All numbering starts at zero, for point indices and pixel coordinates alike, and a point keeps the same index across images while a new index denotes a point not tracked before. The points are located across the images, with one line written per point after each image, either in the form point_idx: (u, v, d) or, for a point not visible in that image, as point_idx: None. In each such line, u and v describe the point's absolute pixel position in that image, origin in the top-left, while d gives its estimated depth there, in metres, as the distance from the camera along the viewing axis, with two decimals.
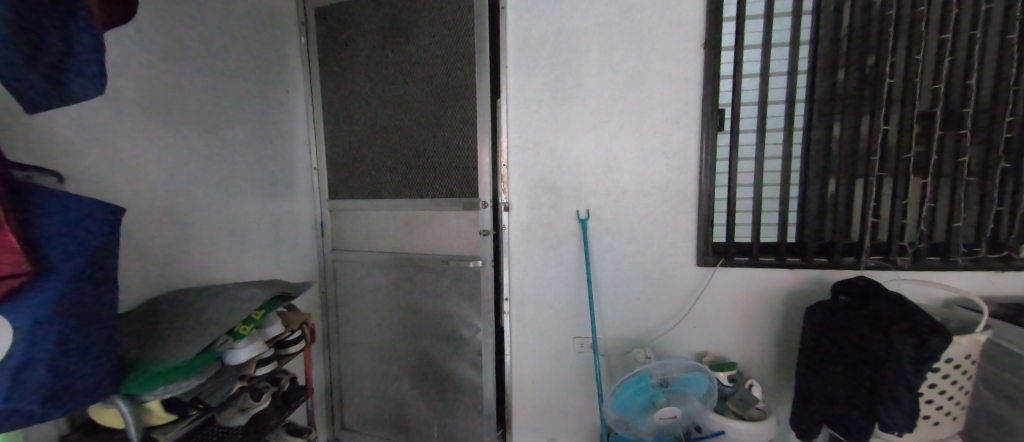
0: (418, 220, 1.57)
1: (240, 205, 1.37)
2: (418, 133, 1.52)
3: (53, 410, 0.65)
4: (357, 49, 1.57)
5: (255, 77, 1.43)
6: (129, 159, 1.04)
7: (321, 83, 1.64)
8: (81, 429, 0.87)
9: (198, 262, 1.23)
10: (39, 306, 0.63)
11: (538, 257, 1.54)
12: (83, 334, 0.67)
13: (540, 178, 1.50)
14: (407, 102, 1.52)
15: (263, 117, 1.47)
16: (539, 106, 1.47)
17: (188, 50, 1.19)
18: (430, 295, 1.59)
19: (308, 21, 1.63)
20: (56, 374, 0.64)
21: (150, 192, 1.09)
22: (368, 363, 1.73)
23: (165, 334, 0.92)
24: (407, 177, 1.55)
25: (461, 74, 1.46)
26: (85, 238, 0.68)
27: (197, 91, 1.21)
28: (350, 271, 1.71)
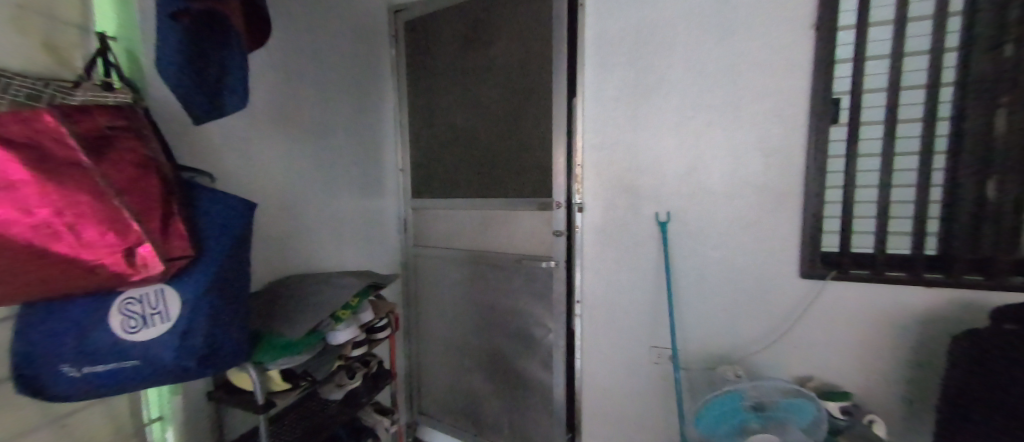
0: (494, 219, 1.62)
1: (338, 202, 1.53)
2: (495, 135, 1.57)
3: (206, 370, 0.78)
4: (440, 57, 1.67)
5: (352, 88, 1.59)
6: (259, 162, 1.22)
7: (408, 90, 1.77)
8: (222, 387, 1.03)
9: (307, 252, 1.40)
10: (198, 283, 0.76)
11: (613, 261, 1.48)
12: (227, 309, 0.80)
13: (616, 179, 1.44)
14: (485, 105, 1.58)
15: (358, 124, 1.63)
16: (616, 104, 1.42)
17: (304, 66, 1.37)
18: (502, 293, 1.63)
19: (398, 33, 1.77)
20: (209, 340, 0.77)
21: (273, 191, 1.27)
22: (444, 355, 1.83)
23: (283, 313, 1.06)
24: (483, 177, 1.61)
25: (537, 76, 1.47)
26: (229, 228, 0.81)
27: (309, 102, 1.39)
28: (429, 266, 1.82)
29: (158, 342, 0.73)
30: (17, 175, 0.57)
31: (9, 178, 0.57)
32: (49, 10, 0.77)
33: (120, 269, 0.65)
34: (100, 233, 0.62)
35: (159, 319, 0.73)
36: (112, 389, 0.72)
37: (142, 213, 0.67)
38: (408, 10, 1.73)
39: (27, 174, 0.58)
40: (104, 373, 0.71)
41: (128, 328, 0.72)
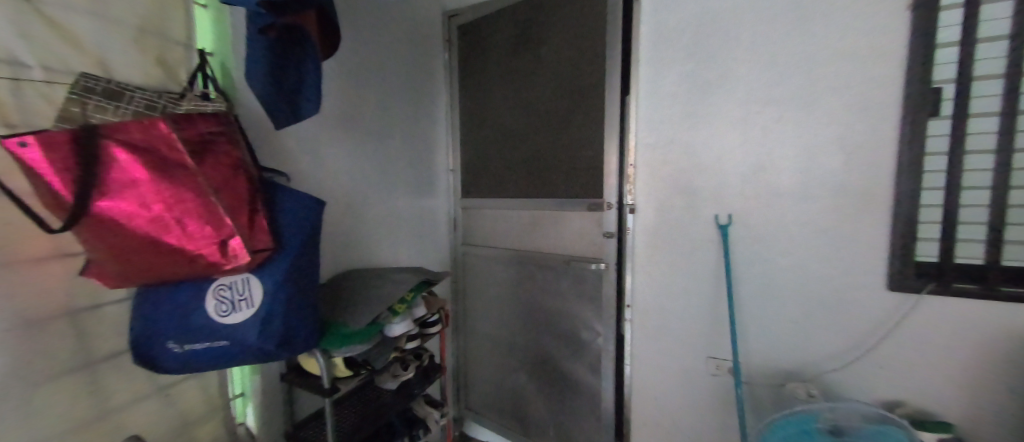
0: (542, 219, 1.61)
1: (394, 201, 1.61)
2: (545, 136, 1.56)
3: (283, 353, 0.85)
4: (492, 59, 1.69)
5: (408, 92, 1.66)
6: (326, 163, 1.31)
7: (460, 93, 1.81)
8: (293, 370, 1.12)
9: (366, 248, 1.48)
10: (277, 272, 0.83)
11: (666, 265, 1.42)
12: (300, 298, 0.87)
13: (672, 179, 1.37)
14: (536, 106, 1.58)
15: (413, 126, 1.70)
16: (673, 101, 1.35)
17: (366, 73, 1.45)
18: (549, 294, 1.62)
19: (451, 38, 1.82)
20: (285, 326, 0.84)
21: (338, 190, 1.36)
22: (490, 352, 1.86)
23: (346, 305, 1.13)
24: (532, 177, 1.61)
25: (590, 75, 1.44)
26: (302, 223, 0.88)
27: (370, 106, 1.47)
28: (477, 264, 1.85)
29: (244, 325, 0.80)
30: (137, 174, 0.66)
31: (131, 176, 0.66)
32: (161, 30, 0.88)
33: (215, 259, 0.73)
34: (199, 226, 0.71)
35: (246, 305, 0.81)
36: (208, 365, 0.81)
37: (233, 209, 0.75)
38: (462, 14, 1.77)
39: (144, 173, 0.67)
40: (202, 350, 0.80)
41: (220, 312, 0.80)
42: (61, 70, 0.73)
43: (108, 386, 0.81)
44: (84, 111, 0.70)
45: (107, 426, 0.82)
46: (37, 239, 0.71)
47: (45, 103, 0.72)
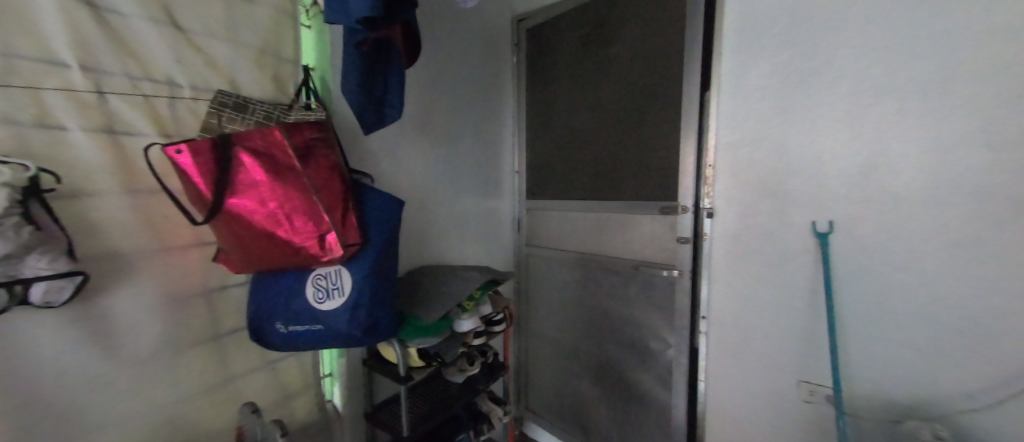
0: (610, 222, 1.56)
1: (462, 202, 1.67)
2: (615, 137, 1.52)
3: (367, 340, 0.92)
4: (561, 60, 1.69)
5: (477, 96, 1.72)
6: (405, 165, 1.40)
7: (528, 95, 1.83)
8: (374, 356, 1.21)
9: (437, 245, 1.56)
10: (363, 265, 0.90)
11: (750, 275, 1.27)
12: (382, 290, 0.94)
13: (759, 181, 1.22)
14: (606, 106, 1.54)
15: (481, 128, 1.75)
16: (761, 94, 1.20)
17: (440, 79, 1.52)
18: (616, 300, 1.57)
19: (520, 41, 1.84)
20: (369, 316, 0.90)
21: (414, 190, 1.45)
22: (552, 355, 1.84)
23: (419, 298, 1.19)
24: (599, 179, 1.58)
25: (666, 71, 1.36)
26: (385, 221, 0.95)
27: (443, 111, 1.54)
28: (541, 265, 1.85)
29: (336, 312, 0.88)
30: (257, 176, 0.77)
31: (252, 178, 0.76)
32: (276, 51, 1.01)
33: (314, 252, 0.82)
34: (303, 222, 0.80)
35: (337, 293, 0.89)
36: (307, 345, 0.91)
37: (329, 207, 0.83)
38: (531, 17, 1.79)
39: (262, 175, 0.77)
40: (302, 332, 0.90)
41: (317, 299, 0.90)
42: (203, 88, 0.87)
43: (229, 357, 0.94)
44: (220, 121, 0.84)
45: (227, 392, 0.95)
46: (185, 229, 0.85)
47: (191, 116, 0.86)
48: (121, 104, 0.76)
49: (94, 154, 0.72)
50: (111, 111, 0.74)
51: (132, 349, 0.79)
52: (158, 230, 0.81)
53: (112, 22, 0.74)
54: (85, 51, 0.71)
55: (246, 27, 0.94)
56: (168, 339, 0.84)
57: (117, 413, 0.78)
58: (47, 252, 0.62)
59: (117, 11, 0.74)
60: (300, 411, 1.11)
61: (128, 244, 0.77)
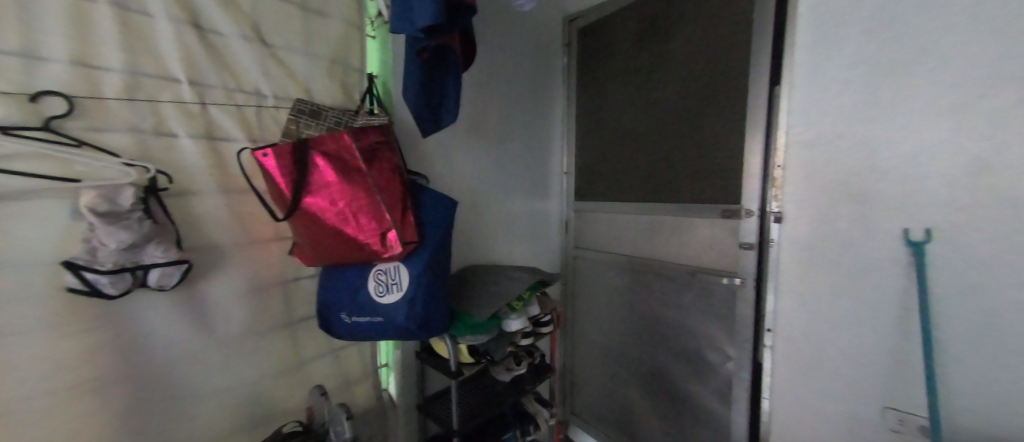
0: (664, 225, 1.50)
1: (511, 203, 1.69)
2: (671, 137, 1.45)
3: (422, 334, 0.96)
4: (614, 59, 1.65)
5: (527, 98, 1.72)
6: (458, 166, 1.44)
7: (578, 96, 1.81)
8: (426, 350, 1.26)
9: (487, 245, 1.59)
10: (420, 262, 0.94)
11: (826, 288, 1.14)
12: (436, 287, 0.97)
13: (838, 183, 1.09)
14: (661, 104, 1.48)
15: (531, 130, 1.75)
16: (840, 88, 1.08)
17: (492, 82, 1.55)
18: (669, 306, 1.50)
19: (571, 41, 1.83)
20: (424, 311, 0.95)
21: (466, 191, 1.49)
22: (600, 360, 1.80)
23: (470, 296, 1.22)
24: (653, 181, 1.52)
25: (729, 66, 1.28)
26: (439, 220, 0.99)
27: (494, 113, 1.57)
28: (589, 268, 1.82)
29: (395, 306, 0.93)
30: (329, 176, 0.83)
31: (325, 178, 0.83)
32: (345, 61, 1.09)
33: (377, 248, 0.87)
34: (368, 220, 0.86)
35: (396, 288, 0.94)
36: (368, 335, 0.97)
37: (391, 206, 0.88)
38: (583, 17, 1.77)
39: (333, 176, 0.83)
40: (364, 323, 0.96)
41: (378, 292, 0.95)
42: (284, 97, 0.96)
43: (301, 342, 1.03)
44: (299, 127, 0.94)
45: (298, 375, 1.03)
46: (267, 225, 0.94)
47: (274, 122, 0.95)
48: (219, 113, 0.86)
49: (197, 157, 0.82)
50: (211, 120, 0.84)
51: (222, 330, 0.89)
52: (246, 225, 0.91)
53: (213, 42, 0.84)
54: (192, 68, 0.81)
55: (320, 40, 1.02)
56: (251, 323, 0.93)
57: (209, 387, 0.88)
58: (163, 243, 0.73)
59: (217, 31, 0.84)
60: (360, 398, 1.18)
61: (221, 237, 0.87)
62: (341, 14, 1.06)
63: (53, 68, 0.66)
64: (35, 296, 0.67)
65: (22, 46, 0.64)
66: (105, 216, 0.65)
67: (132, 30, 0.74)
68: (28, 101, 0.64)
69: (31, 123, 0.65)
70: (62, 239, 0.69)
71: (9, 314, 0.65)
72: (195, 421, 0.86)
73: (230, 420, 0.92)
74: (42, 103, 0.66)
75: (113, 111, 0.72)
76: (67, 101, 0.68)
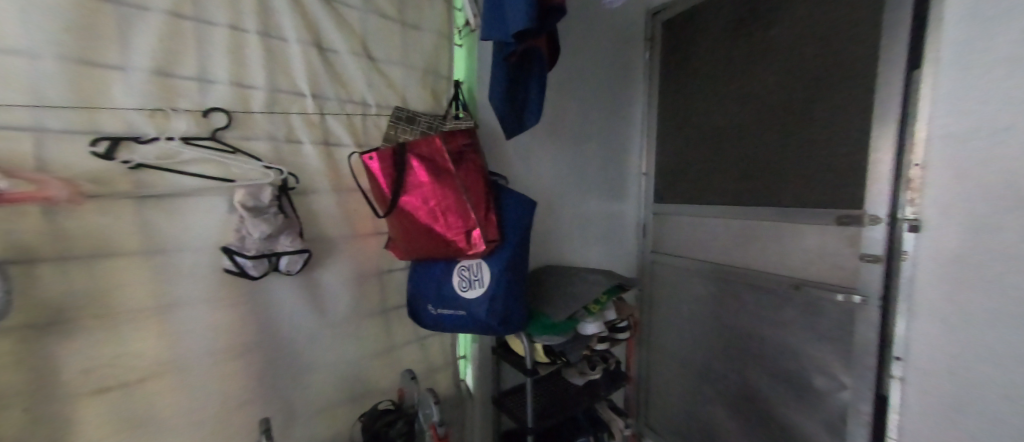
0: (760, 232, 1.36)
1: (587, 204, 1.66)
2: (773, 133, 1.30)
3: (502, 330, 0.99)
4: (704, 51, 1.53)
5: (606, 96, 1.68)
6: (535, 167, 1.46)
7: (661, 92, 1.72)
8: (502, 346, 1.30)
9: (561, 246, 1.59)
10: (500, 260, 0.98)
11: (984, 316, 0.90)
12: (514, 284, 1.00)
13: (1004, 186, 0.86)
14: (759, 98, 1.34)
15: (608, 130, 1.70)
16: (1011, 68, 0.85)
17: (570, 82, 1.54)
18: (765, 322, 1.35)
19: (654, 35, 1.74)
20: (503, 307, 0.98)
21: (542, 192, 1.50)
22: (679, 373, 1.69)
23: (545, 296, 1.23)
24: (748, 182, 1.38)
25: (850, 50, 1.10)
26: (519, 220, 1.02)
27: (571, 113, 1.55)
28: (669, 274, 1.71)
29: (477, 301, 0.98)
30: (422, 177, 0.90)
31: (419, 179, 0.90)
32: (435, 69, 1.17)
33: (462, 245, 0.92)
34: (455, 218, 0.91)
35: (477, 284, 0.98)
36: (452, 327, 1.03)
37: (476, 206, 0.92)
38: (668, 8, 1.67)
39: (427, 177, 0.90)
40: (448, 315, 1.02)
41: (462, 287, 1.01)
42: (384, 106, 1.06)
43: (393, 329, 1.13)
44: (397, 132, 1.05)
45: (390, 358, 1.13)
46: (368, 221, 1.05)
47: (376, 129, 1.06)
48: (333, 121, 0.98)
49: (316, 160, 0.95)
50: (327, 128, 0.97)
51: (332, 312, 1.01)
52: (352, 220, 1.02)
53: (330, 60, 0.96)
54: (315, 84, 0.94)
55: (415, 52, 1.11)
56: (353, 307, 1.05)
57: (320, 362, 1.00)
58: (291, 234, 0.85)
59: (334, 49, 0.96)
60: (441, 384, 1.26)
61: (332, 231, 0.99)
62: (433, 26, 1.15)
63: (217, 88, 0.82)
64: (202, 273, 0.83)
65: (198, 72, 0.79)
66: (251, 210, 0.78)
67: (272, 53, 0.88)
68: (201, 116, 0.80)
69: (203, 134, 0.80)
70: (221, 229, 0.84)
71: (186, 287, 0.81)
72: (309, 389, 0.99)
73: (336, 393, 1.04)
74: (211, 118, 0.81)
75: (257, 122, 0.86)
76: (226, 116, 0.82)
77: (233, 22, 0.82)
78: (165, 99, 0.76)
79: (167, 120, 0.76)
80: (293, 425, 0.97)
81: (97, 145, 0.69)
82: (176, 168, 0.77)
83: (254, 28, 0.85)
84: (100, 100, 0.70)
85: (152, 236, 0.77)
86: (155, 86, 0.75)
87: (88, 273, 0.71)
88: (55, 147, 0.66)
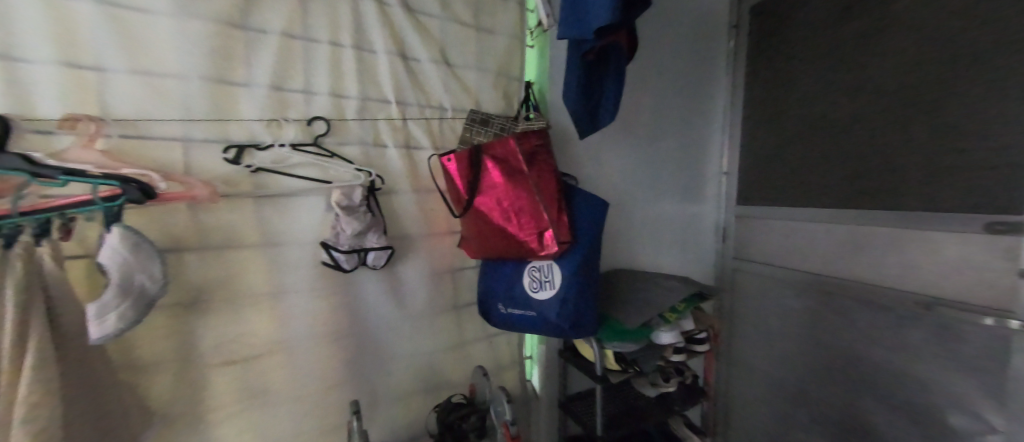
0: (873, 239, 1.17)
1: (661, 205, 1.57)
2: (891, 125, 1.10)
3: (573, 334, 0.97)
4: (803, 34, 1.35)
5: (684, 90, 1.57)
6: (605, 166, 1.41)
7: (748, 83, 1.57)
8: (570, 349, 1.28)
9: (633, 249, 1.52)
10: (572, 262, 0.96)
11: None
12: (586, 287, 0.98)
13: None
14: (870, 84, 1.15)
15: (686, 126, 1.59)
16: None
17: (645, 76, 1.47)
18: (877, 344, 1.15)
19: (740, 23, 1.59)
20: (574, 310, 0.96)
21: (614, 192, 1.44)
22: (767, 394, 1.52)
23: (616, 301, 1.19)
24: (857, 182, 1.20)
25: (997, 20, 0.88)
26: (591, 222, 0.99)
27: (644, 109, 1.48)
28: (754, 283, 1.56)
29: (547, 302, 0.97)
30: (496, 178, 0.92)
31: (493, 180, 0.92)
32: (508, 72, 1.19)
33: (534, 246, 0.92)
34: (529, 219, 0.91)
35: (548, 285, 0.98)
36: (521, 328, 1.03)
37: (548, 207, 0.92)
38: None
39: (500, 178, 0.92)
40: (518, 316, 1.02)
41: (532, 288, 1.00)
42: (460, 109, 1.10)
43: (464, 325, 1.17)
44: (472, 135, 1.10)
45: (461, 352, 1.17)
46: (443, 221, 1.10)
47: (452, 132, 1.10)
48: (414, 126, 1.04)
49: (400, 163, 1.01)
50: (408, 132, 1.03)
51: (410, 305, 1.07)
52: (429, 219, 1.07)
53: (413, 68, 1.02)
54: (399, 91, 1.00)
55: (490, 56, 1.14)
56: (429, 302, 1.10)
57: (398, 351, 1.06)
58: (377, 231, 0.92)
59: (416, 58, 1.02)
60: (509, 383, 1.27)
61: (412, 229, 1.05)
62: (507, 29, 1.16)
63: (319, 99, 0.91)
64: (304, 265, 0.92)
65: (304, 85, 0.89)
66: (345, 209, 0.86)
67: (363, 65, 0.95)
68: (306, 125, 0.89)
69: (307, 140, 0.89)
70: (319, 225, 0.93)
71: (292, 276, 0.91)
72: (389, 376, 1.06)
73: (413, 382, 1.10)
74: (313, 126, 0.90)
75: (350, 128, 0.95)
76: (326, 123, 0.91)
77: (333, 38, 0.91)
78: (278, 111, 0.86)
79: (279, 129, 0.86)
80: (376, 408, 1.05)
81: (228, 152, 0.81)
82: (286, 171, 0.87)
83: (349, 43, 0.93)
84: (230, 113, 0.82)
85: (267, 230, 0.87)
86: (272, 99, 0.85)
87: (219, 260, 0.83)
88: (198, 154, 0.79)
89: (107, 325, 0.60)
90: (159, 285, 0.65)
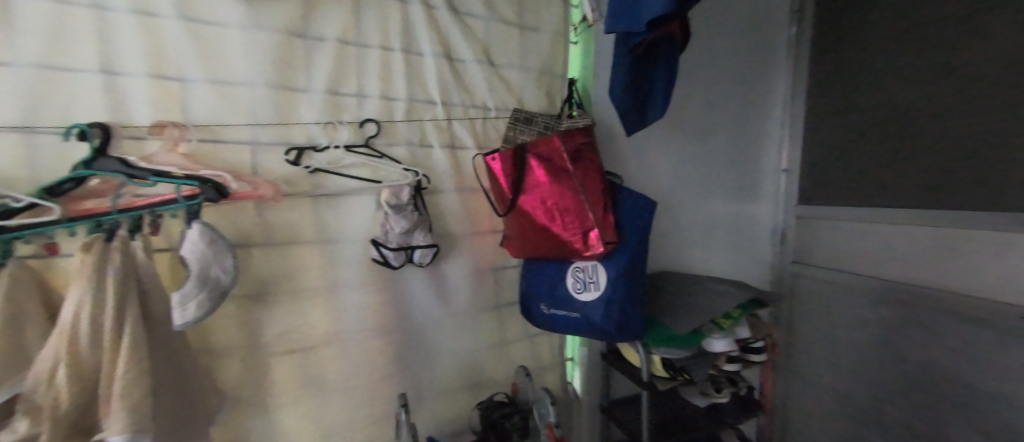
0: (962, 244, 1.02)
1: (712, 205, 1.48)
2: (992, 111, 0.95)
3: (618, 337, 0.94)
4: (881, 12, 1.21)
5: (738, 83, 1.47)
6: (651, 164, 1.35)
7: (812, 72, 1.44)
8: (614, 353, 1.24)
9: (682, 251, 1.45)
10: (618, 263, 0.93)
11: None
12: (632, 290, 0.94)
13: None
14: (965, 65, 1.00)
15: (740, 120, 1.50)
16: None
17: (696, 69, 1.39)
18: (967, 363, 1.00)
19: (804, 5, 1.46)
20: (620, 312, 0.93)
21: (661, 191, 1.38)
22: (832, 411, 1.39)
23: (664, 304, 1.14)
24: (949, 177, 1.06)
25: None
26: (638, 222, 0.96)
27: (694, 103, 1.41)
28: (818, 290, 1.43)
29: (592, 304, 0.95)
30: (541, 177, 0.91)
31: (537, 179, 0.91)
32: (552, 69, 1.17)
33: (579, 247, 0.90)
34: (574, 219, 0.90)
35: (593, 287, 0.95)
36: (563, 329, 1.01)
37: (594, 206, 0.90)
38: None
39: (545, 176, 0.91)
40: (561, 317, 1.00)
41: (576, 289, 0.99)
42: (503, 108, 1.11)
43: (505, 324, 1.17)
44: (516, 133, 1.09)
45: (503, 351, 1.17)
46: (486, 220, 1.11)
47: (496, 132, 1.11)
48: (459, 126, 1.05)
49: (445, 162, 1.03)
50: (453, 132, 1.05)
51: (454, 302, 1.09)
52: (473, 218, 1.09)
53: (458, 69, 1.04)
54: (444, 92, 1.02)
55: (533, 54, 1.13)
56: (472, 300, 1.11)
57: (443, 347, 1.09)
58: (423, 229, 0.94)
59: (461, 59, 1.04)
60: (551, 384, 1.26)
61: (456, 227, 1.07)
62: (551, 26, 1.15)
63: (370, 102, 0.94)
64: (356, 261, 0.97)
65: (357, 89, 0.93)
66: (394, 207, 0.89)
67: (412, 68, 0.98)
68: (358, 127, 0.93)
69: (359, 141, 0.93)
70: (370, 223, 0.97)
71: (345, 272, 0.96)
72: (434, 371, 1.08)
73: (456, 378, 1.11)
74: (365, 128, 0.94)
75: (399, 129, 0.98)
76: (377, 125, 0.94)
77: (384, 43, 0.94)
78: (333, 114, 0.91)
79: (335, 131, 0.91)
80: (422, 401, 1.08)
81: (289, 154, 0.87)
82: (341, 171, 0.92)
83: (399, 47, 0.96)
84: (291, 118, 0.87)
85: (323, 228, 0.92)
86: (328, 103, 0.90)
87: (281, 255, 0.89)
88: (264, 156, 0.85)
89: (188, 312, 0.66)
90: (231, 278, 0.70)
